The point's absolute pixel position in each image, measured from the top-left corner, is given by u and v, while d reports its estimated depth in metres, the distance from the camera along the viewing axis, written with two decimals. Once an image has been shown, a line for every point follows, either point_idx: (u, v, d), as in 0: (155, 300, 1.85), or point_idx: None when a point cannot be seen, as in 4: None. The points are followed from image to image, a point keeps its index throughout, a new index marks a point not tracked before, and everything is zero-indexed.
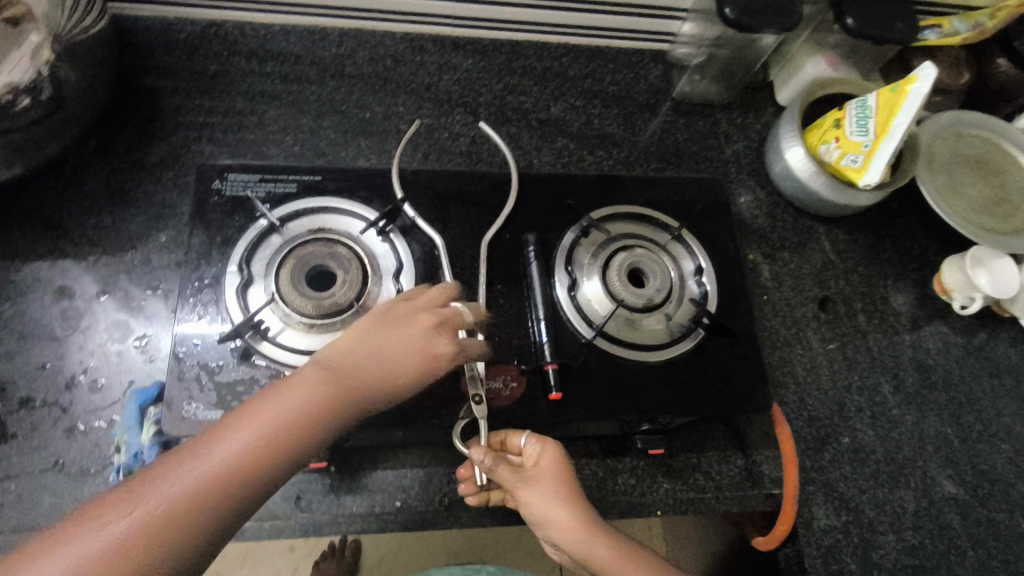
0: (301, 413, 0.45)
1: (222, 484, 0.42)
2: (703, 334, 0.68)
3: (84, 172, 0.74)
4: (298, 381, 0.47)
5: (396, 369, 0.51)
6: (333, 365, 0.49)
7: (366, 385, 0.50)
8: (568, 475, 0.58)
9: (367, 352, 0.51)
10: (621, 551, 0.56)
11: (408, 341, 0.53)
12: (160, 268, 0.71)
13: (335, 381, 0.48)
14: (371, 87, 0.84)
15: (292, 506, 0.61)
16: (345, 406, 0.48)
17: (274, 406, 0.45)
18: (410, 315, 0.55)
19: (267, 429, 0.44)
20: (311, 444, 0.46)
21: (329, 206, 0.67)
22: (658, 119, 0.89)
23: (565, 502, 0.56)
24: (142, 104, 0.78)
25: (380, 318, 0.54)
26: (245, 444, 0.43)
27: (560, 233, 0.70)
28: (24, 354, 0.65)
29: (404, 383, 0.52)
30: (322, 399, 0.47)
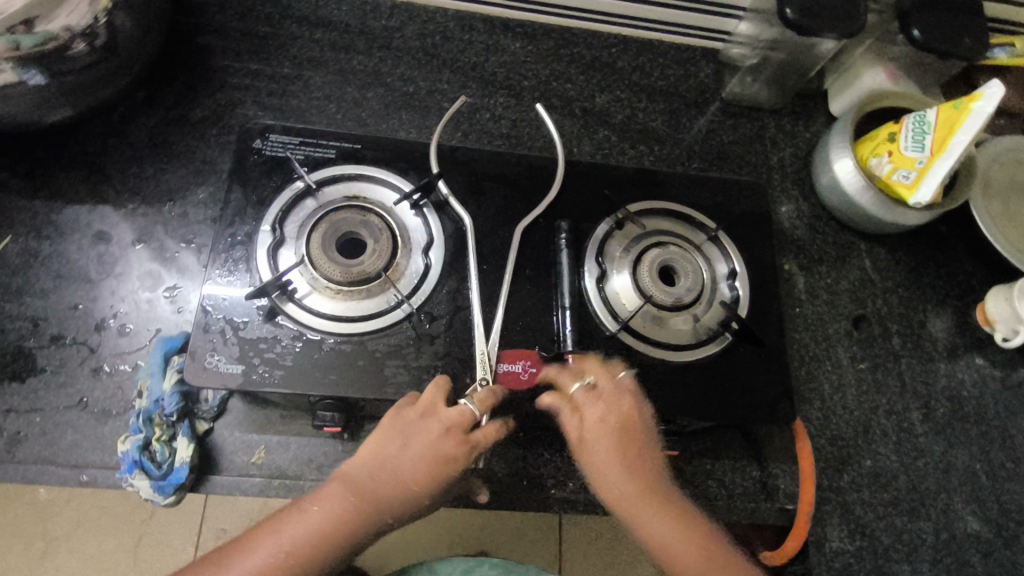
0: (316, 531, 0.51)
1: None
2: (731, 339, 0.66)
3: (131, 122, 0.75)
4: (317, 500, 0.52)
5: (404, 487, 0.53)
6: (349, 480, 0.53)
7: (376, 507, 0.53)
8: (630, 426, 0.58)
9: (379, 472, 0.54)
10: (677, 514, 0.56)
11: (415, 460, 0.54)
12: (196, 222, 0.72)
13: (348, 502, 0.52)
14: (417, 62, 0.83)
15: (306, 467, 0.63)
16: (354, 527, 0.51)
17: (293, 523, 0.51)
18: (422, 424, 0.55)
19: (285, 545, 0.50)
20: (326, 559, 0.51)
21: (365, 175, 0.67)
22: (704, 118, 0.87)
23: (624, 458, 0.57)
24: (192, 60, 0.79)
25: (392, 428, 0.55)
26: (265, 559, 0.49)
27: (594, 223, 0.69)
28: (58, 293, 0.67)
29: (413, 499, 0.54)
30: (334, 520, 0.51)
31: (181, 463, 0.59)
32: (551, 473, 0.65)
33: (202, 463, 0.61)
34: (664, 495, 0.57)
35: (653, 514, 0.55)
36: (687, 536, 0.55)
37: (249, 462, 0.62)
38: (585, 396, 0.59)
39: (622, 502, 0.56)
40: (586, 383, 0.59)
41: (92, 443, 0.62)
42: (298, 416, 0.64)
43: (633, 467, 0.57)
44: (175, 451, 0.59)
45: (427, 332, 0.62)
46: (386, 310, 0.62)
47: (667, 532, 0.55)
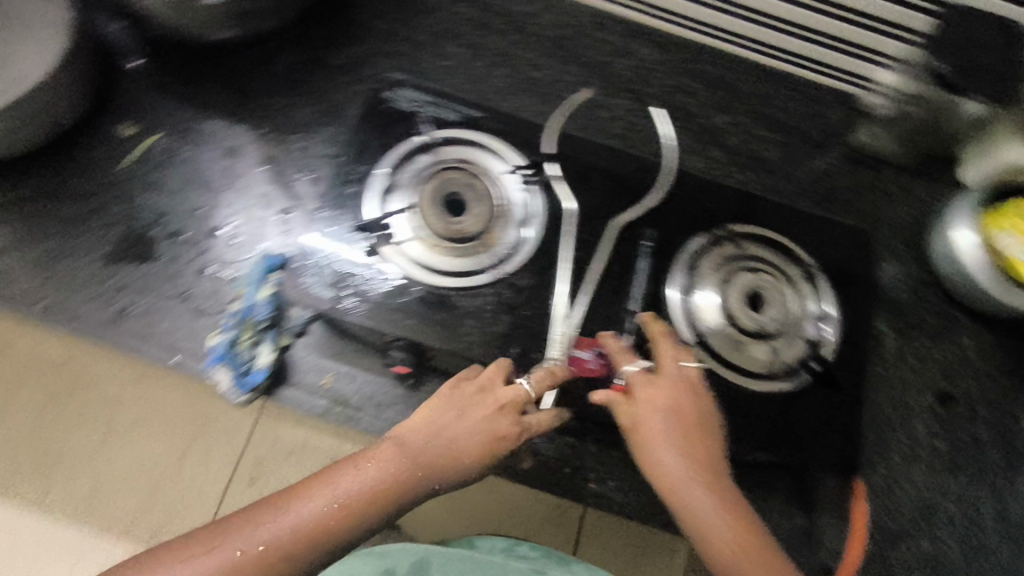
0: (371, 489, 0.49)
1: (294, 546, 0.45)
2: (806, 380, 0.65)
3: (278, 55, 0.80)
4: (370, 458, 0.50)
5: (456, 456, 0.53)
6: (403, 442, 0.52)
7: (434, 473, 0.52)
8: (685, 411, 0.54)
9: (434, 441, 0.52)
10: (731, 510, 0.49)
11: (475, 433, 0.53)
12: (315, 156, 0.76)
13: (403, 465, 0.51)
14: (547, 50, 0.84)
15: (365, 403, 0.65)
16: (408, 491, 0.50)
17: (347, 480, 0.49)
18: (479, 398, 0.56)
19: (338, 497, 0.48)
20: (376, 520, 0.49)
21: (480, 142, 0.69)
22: (823, 160, 0.85)
23: (674, 444, 0.52)
24: (343, 8, 0.83)
25: (449, 400, 0.55)
26: (321, 510, 0.47)
27: (688, 235, 0.68)
28: (185, 195, 0.73)
29: (467, 469, 0.53)
30: (389, 481, 0.50)
31: (260, 368, 0.63)
32: (594, 468, 0.65)
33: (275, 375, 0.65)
34: (721, 489, 0.50)
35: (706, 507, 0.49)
36: (750, 538, 0.48)
37: (320, 384, 0.65)
38: (634, 375, 0.56)
39: (672, 491, 0.50)
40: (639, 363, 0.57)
41: (188, 334, 0.68)
42: (368, 351, 0.65)
43: (686, 454, 0.52)
44: (257, 355, 0.64)
45: (509, 303, 0.64)
46: (475, 272, 0.64)
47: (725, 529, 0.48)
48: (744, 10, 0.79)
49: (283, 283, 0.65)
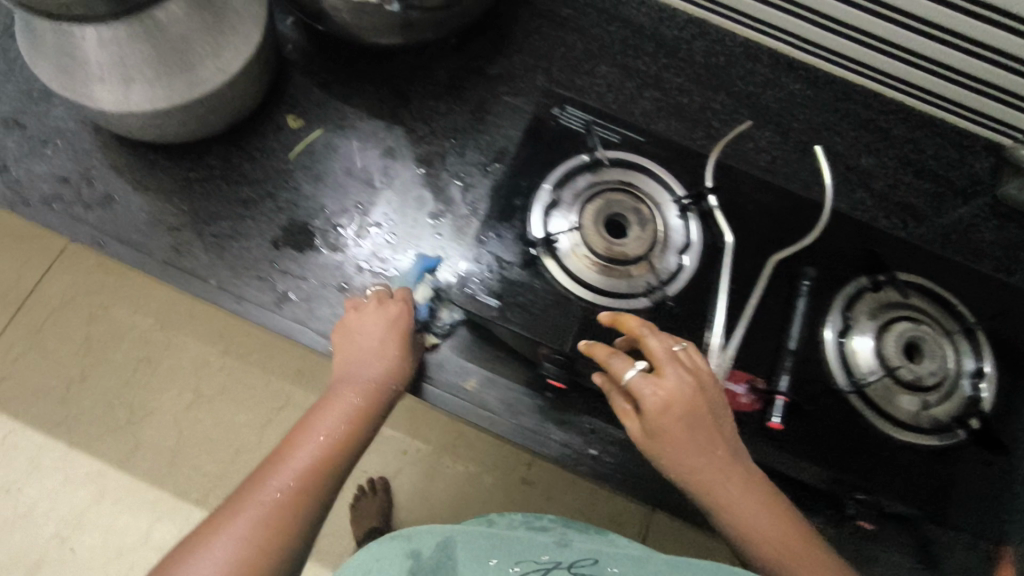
0: (349, 418, 0.56)
1: (315, 473, 0.52)
2: (962, 438, 0.64)
3: (436, 63, 0.82)
4: (333, 401, 0.57)
5: (381, 360, 0.61)
6: (350, 377, 0.59)
7: (382, 382, 0.60)
8: (701, 410, 0.53)
9: (366, 361, 0.61)
10: (768, 510, 0.52)
11: (392, 345, 0.62)
12: (469, 162, 0.78)
13: (361, 388, 0.59)
14: (698, 77, 0.85)
15: (505, 408, 0.68)
16: (373, 409, 0.58)
17: (319, 424, 0.55)
18: (371, 318, 0.63)
19: (330, 434, 0.55)
20: (359, 439, 0.56)
21: (642, 166, 0.69)
22: (967, 209, 0.83)
23: (701, 452, 0.52)
24: (502, 21, 0.85)
25: (349, 323, 0.63)
26: (320, 447, 0.53)
27: (847, 278, 0.67)
28: (345, 190, 0.75)
29: (397, 363, 0.62)
30: (361, 405, 0.57)
31: None
32: None
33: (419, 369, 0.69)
34: (751, 488, 0.52)
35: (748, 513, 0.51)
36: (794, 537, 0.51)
37: (463, 386, 0.69)
38: (638, 381, 0.53)
39: (714, 499, 0.52)
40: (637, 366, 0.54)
41: None
42: (513, 361, 0.70)
43: (713, 460, 0.52)
44: None
45: (664, 327, 0.65)
46: (633, 294, 0.65)
47: (773, 530, 0.51)
48: (908, 54, 0.77)
49: (439, 285, 0.70)
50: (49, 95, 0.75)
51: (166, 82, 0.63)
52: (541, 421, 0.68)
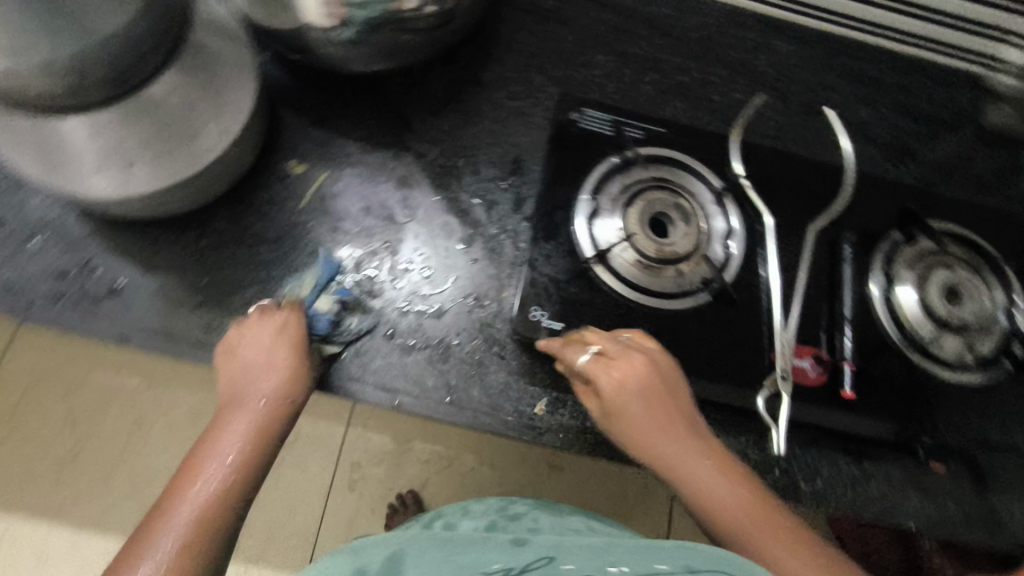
0: (241, 447, 0.57)
1: (211, 509, 0.54)
2: (1005, 369, 0.69)
3: (429, 79, 0.79)
4: (225, 429, 0.58)
5: (274, 374, 0.60)
6: (239, 400, 0.60)
7: (277, 402, 0.60)
8: (655, 386, 0.57)
9: (258, 383, 0.60)
10: (718, 471, 0.55)
11: (287, 362, 0.61)
12: (486, 179, 0.76)
13: (255, 414, 0.59)
14: (693, 53, 0.84)
15: (580, 424, 0.68)
16: (270, 431, 0.59)
17: (212, 458, 0.57)
18: (259, 329, 0.62)
19: (224, 470, 0.56)
20: (257, 466, 0.58)
21: (672, 160, 0.69)
22: (958, 142, 0.86)
23: (657, 427, 0.56)
24: (488, 24, 0.82)
25: (238, 340, 0.62)
26: (216, 481, 0.56)
27: (881, 235, 0.71)
28: (367, 231, 0.72)
29: (292, 372, 0.61)
30: (254, 432, 0.58)
31: None
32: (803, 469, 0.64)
33: (486, 401, 0.68)
34: (700, 450, 0.56)
35: (702, 476, 0.55)
36: (740, 490, 0.54)
37: (532, 411, 0.68)
38: (594, 364, 0.58)
39: (672, 471, 0.56)
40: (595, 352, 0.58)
41: (401, 371, 0.68)
42: None
43: (665, 427, 0.57)
44: None
45: (727, 317, 0.65)
46: (691, 291, 0.65)
47: (723, 488, 0.54)
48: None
49: (342, 294, 0.68)
50: (21, 182, 0.68)
51: (170, 157, 0.57)
52: None
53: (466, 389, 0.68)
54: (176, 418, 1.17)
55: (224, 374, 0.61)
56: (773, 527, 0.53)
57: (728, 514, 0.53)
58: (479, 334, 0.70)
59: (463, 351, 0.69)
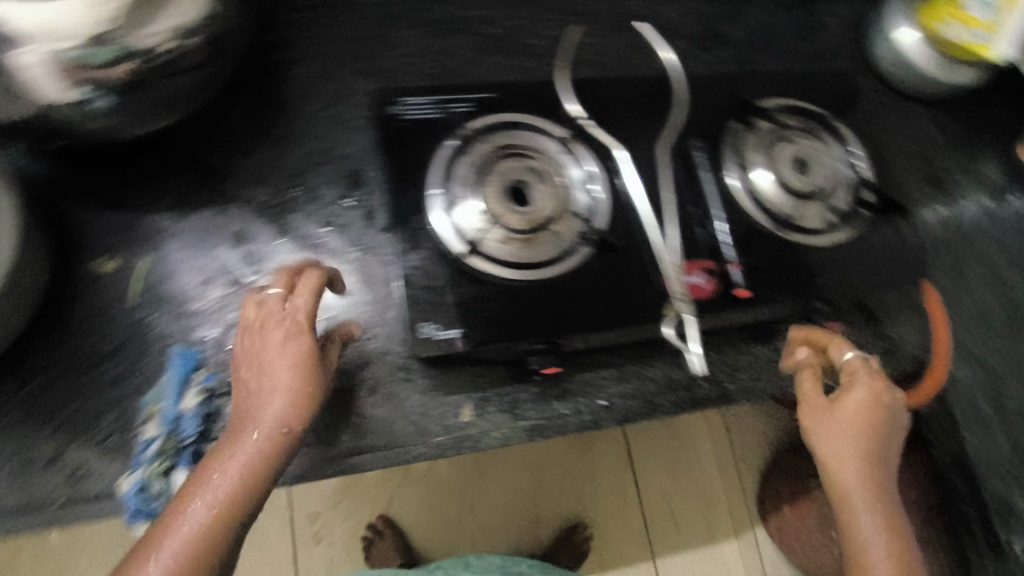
0: (244, 474, 0.50)
1: (197, 553, 0.46)
2: (864, 217, 0.74)
3: (224, 115, 0.70)
4: (225, 454, 0.50)
5: (283, 390, 0.52)
6: (245, 420, 0.51)
7: (280, 429, 0.52)
8: (889, 413, 0.61)
9: (268, 402, 0.52)
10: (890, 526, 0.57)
11: (297, 378, 0.53)
12: (328, 203, 0.69)
13: (256, 440, 0.51)
14: (492, 1, 0.80)
15: (512, 416, 0.67)
16: (272, 463, 0.51)
17: (208, 484, 0.49)
18: (271, 329, 0.54)
19: (221, 496, 0.48)
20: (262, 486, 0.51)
21: (509, 122, 0.65)
22: (760, 16, 0.90)
23: (874, 445, 0.60)
24: (266, 34, 0.73)
25: (246, 347, 0.54)
26: (205, 518, 0.47)
27: (724, 130, 0.72)
28: (218, 303, 0.64)
29: (300, 389, 0.53)
30: (262, 460, 0.50)
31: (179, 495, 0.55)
32: (721, 369, 0.73)
33: (413, 431, 0.64)
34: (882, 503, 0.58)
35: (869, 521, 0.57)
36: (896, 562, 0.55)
37: (461, 422, 0.65)
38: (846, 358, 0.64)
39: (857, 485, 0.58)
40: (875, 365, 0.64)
41: (315, 438, 0.62)
42: (490, 369, 0.67)
43: (862, 453, 0.59)
44: (172, 485, 0.55)
45: (613, 261, 0.64)
46: (571, 247, 0.64)
47: (878, 540, 0.56)
48: None
49: (209, 382, 0.60)
50: None
51: None
52: (546, 406, 0.68)
53: (388, 426, 0.64)
54: (99, 554, 1.09)
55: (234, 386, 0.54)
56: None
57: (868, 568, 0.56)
58: (379, 366, 0.66)
59: (369, 390, 0.65)
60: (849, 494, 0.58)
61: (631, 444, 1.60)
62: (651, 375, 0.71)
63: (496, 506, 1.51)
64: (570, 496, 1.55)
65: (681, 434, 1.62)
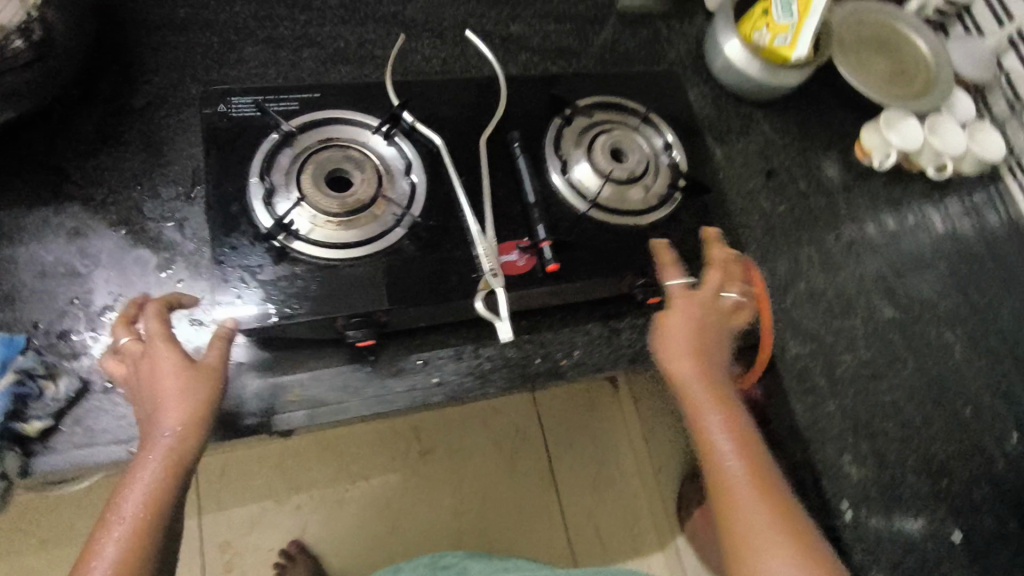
0: (154, 484, 0.54)
1: (131, 556, 0.51)
2: (680, 198, 0.77)
3: (74, 120, 0.74)
4: (140, 467, 0.55)
5: (180, 402, 0.57)
6: (153, 434, 0.56)
7: (184, 437, 0.57)
8: (707, 324, 0.65)
9: (159, 418, 0.56)
10: (750, 455, 0.57)
11: (183, 397, 0.57)
12: (169, 199, 0.73)
13: (163, 449, 0.56)
14: (342, 19, 0.87)
15: (343, 393, 0.69)
16: (182, 466, 0.56)
17: (130, 496, 0.54)
18: (160, 352, 0.58)
19: (142, 502, 0.54)
20: (174, 489, 0.56)
21: (332, 118, 0.70)
22: (605, 30, 0.97)
23: (700, 353, 0.63)
24: (118, 50, 0.79)
25: (143, 370, 0.58)
26: (132, 526, 0.52)
27: (544, 125, 0.77)
28: (51, 293, 0.67)
29: (199, 399, 0.58)
30: (165, 472, 0.55)
31: None
32: (558, 348, 0.76)
33: (238, 411, 0.66)
34: (742, 434, 0.59)
35: (728, 456, 0.57)
36: (767, 485, 0.55)
37: (288, 400, 0.68)
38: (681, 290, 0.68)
39: (693, 400, 0.61)
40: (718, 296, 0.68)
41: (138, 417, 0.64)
42: (322, 350, 0.71)
43: (692, 368, 0.62)
44: None
45: (430, 241, 0.69)
46: (386, 231, 0.67)
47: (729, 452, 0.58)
48: None
49: (27, 363, 0.61)
50: None
51: None
52: (378, 384, 0.70)
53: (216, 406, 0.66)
54: None
55: (136, 418, 0.59)
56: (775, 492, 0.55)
57: (734, 491, 0.55)
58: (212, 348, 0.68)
59: None
60: (702, 425, 0.60)
61: (554, 462, 1.61)
62: (485, 354, 0.74)
63: (414, 527, 1.50)
64: (493, 516, 1.54)
65: (604, 450, 1.64)
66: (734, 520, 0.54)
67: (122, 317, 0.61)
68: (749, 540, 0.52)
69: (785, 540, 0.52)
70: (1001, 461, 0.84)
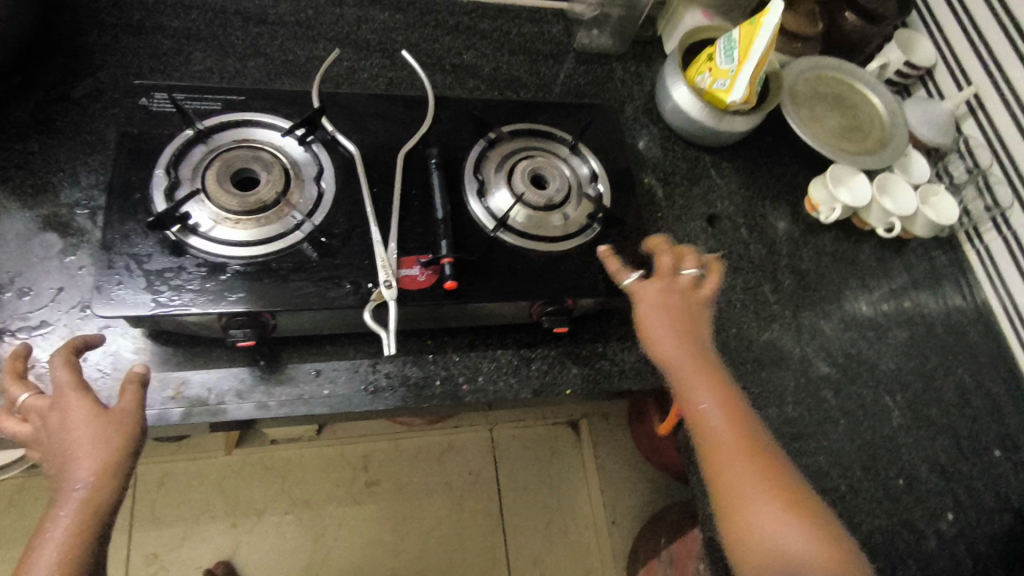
0: (65, 541, 0.52)
1: None
2: (599, 229, 0.76)
3: (10, 105, 0.76)
4: (52, 524, 0.53)
5: (89, 453, 0.55)
6: (64, 488, 0.54)
7: (97, 487, 0.54)
8: (676, 310, 0.68)
9: (71, 471, 0.54)
10: (736, 421, 0.62)
11: (94, 446, 0.55)
12: (89, 187, 0.74)
13: (75, 502, 0.53)
14: (294, 34, 0.89)
15: (227, 396, 0.68)
16: (96, 519, 0.54)
17: (41, 555, 0.51)
18: (68, 403, 0.57)
19: (53, 561, 0.51)
20: (90, 547, 0.53)
21: (252, 121, 0.72)
22: (560, 65, 0.98)
23: (690, 334, 0.67)
24: (68, 44, 0.81)
25: (53, 422, 0.56)
26: None
27: (468, 147, 0.78)
28: None
29: (111, 448, 0.56)
30: (78, 526, 0.53)
31: None
32: (461, 371, 0.74)
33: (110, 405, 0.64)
34: (720, 398, 0.64)
35: (716, 422, 0.62)
36: (760, 463, 0.60)
37: (166, 397, 0.66)
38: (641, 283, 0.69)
39: (695, 378, 0.65)
40: (680, 274, 0.70)
41: None
42: (212, 351, 0.69)
43: (695, 349, 0.66)
44: None
45: (329, 248, 0.67)
46: (285, 233, 0.67)
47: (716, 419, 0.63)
48: None
49: None
50: None
51: None
52: (264, 390, 0.68)
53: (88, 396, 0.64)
54: None
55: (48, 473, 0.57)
56: (753, 459, 0.60)
57: (726, 454, 0.60)
58: (110, 341, 0.67)
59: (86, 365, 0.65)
60: (691, 402, 0.64)
61: (505, 505, 1.55)
62: (382, 370, 0.72)
63: (349, 559, 1.44)
64: (434, 556, 1.47)
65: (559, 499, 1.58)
66: (729, 488, 0.59)
67: (10, 369, 0.59)
68: (738, 503, 0.58)
69: (784, 510, 0.57)
70: (932, 539, 0.78)
